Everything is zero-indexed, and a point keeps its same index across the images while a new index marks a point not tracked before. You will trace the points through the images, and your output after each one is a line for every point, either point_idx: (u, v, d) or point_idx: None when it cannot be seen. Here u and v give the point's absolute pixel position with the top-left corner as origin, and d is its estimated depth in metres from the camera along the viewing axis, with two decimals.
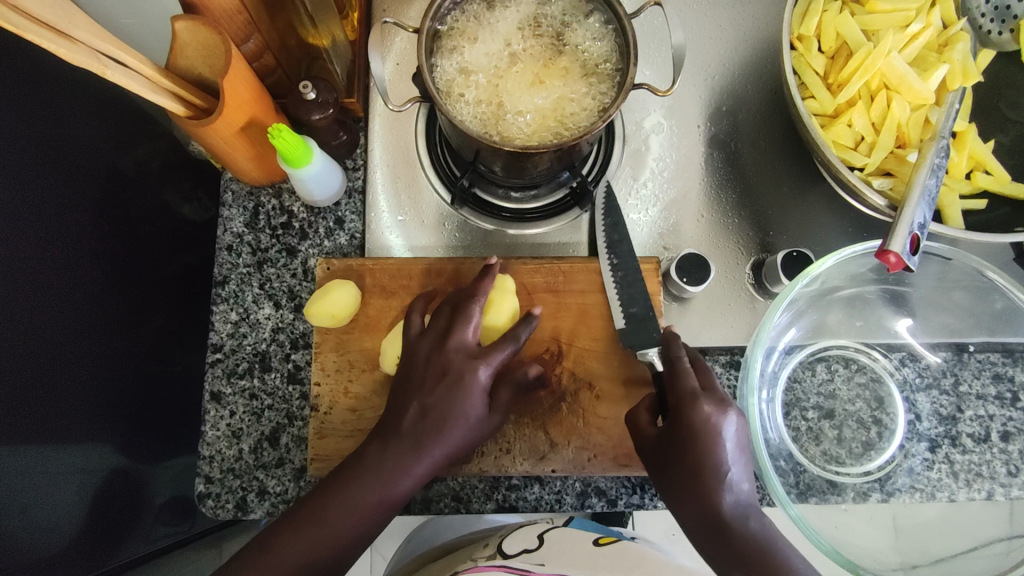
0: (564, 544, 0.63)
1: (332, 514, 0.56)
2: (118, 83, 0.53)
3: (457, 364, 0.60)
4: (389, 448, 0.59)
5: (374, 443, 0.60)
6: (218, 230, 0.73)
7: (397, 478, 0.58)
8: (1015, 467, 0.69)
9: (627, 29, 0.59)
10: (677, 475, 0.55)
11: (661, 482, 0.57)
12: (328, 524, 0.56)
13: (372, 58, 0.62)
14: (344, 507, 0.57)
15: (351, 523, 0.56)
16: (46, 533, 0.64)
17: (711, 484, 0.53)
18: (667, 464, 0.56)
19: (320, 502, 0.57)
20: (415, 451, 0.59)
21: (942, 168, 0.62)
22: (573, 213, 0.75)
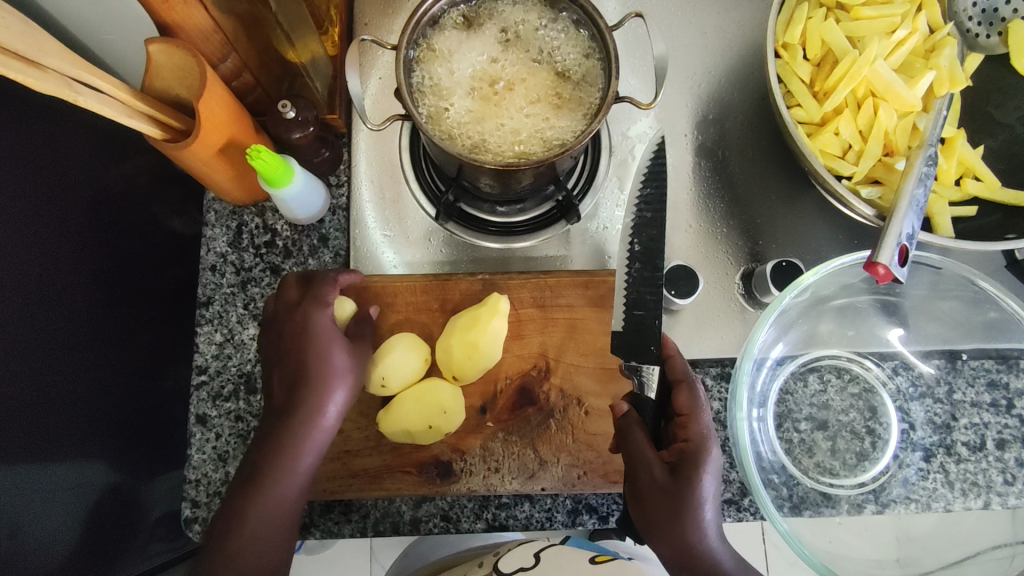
0: (560, 563, 0.64)
1: (259, 498, 0.56)
2: (90, 108, 0.52)
3: (316, 323, 0.62)
4: (283, 421, 0.59)
5: (270, 420, 0.60)
6: (201, 251, 0.73)
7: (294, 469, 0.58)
8: (1011, 476, 0.68)
9: (607, 41, 0.58)
10: (670, 518, 0.56)
11: (635, 503, 0.59)
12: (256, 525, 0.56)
13: (350, 75, 0.61)
14: (272, 493, 0.57)
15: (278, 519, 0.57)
16: (39, 556, 0.63)
17: (689, 514, 0.56)
18: (652, 497, 0.57)
19: (250, 487, 0.57)
20: (307, 421, 0.59)
21: (930, 177, 0.61)
22: (561, 226, 0.74)
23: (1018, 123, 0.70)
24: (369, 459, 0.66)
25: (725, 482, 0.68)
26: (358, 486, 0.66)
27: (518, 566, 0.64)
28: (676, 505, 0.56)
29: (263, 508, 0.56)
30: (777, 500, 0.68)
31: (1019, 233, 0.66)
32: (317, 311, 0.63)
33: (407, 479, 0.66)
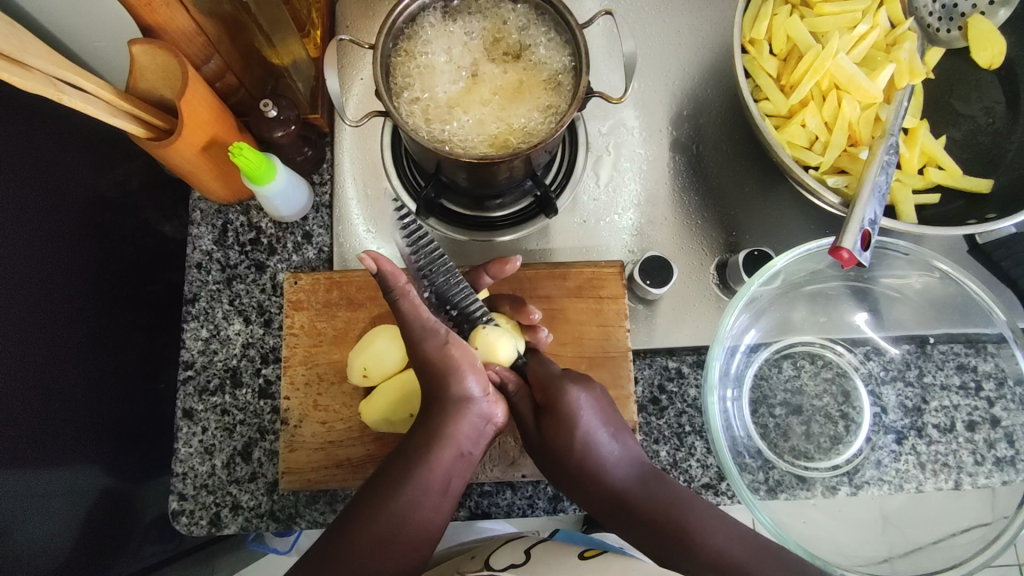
0: (548, 561, 0.63)
1: (362, 516, 0.55)
2: (75, 107, 0.54)
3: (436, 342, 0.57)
4: (406, 449, 0.58)
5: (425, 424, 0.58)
6: (187, 249, 0.74)
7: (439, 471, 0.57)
8: (981, 457, 0.69)
9: (578, 38, 0.61)
10: (569, 471, 0.59)
11: (545, 467, 0.61)
12: (388, 538, 0.54)
13: (329, 75, 0.64)
14: (413, 506, 0.56)
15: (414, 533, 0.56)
16: (36, 551, 0.64)
17: (586, 468, 0.58)
18: (550, 459, 0.60)
19: (372, 518, 0.55)
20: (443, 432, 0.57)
21: (891, 165, 0.64)
22: (540, 220, 0.76)
23: (979, 114, 0.72)
24: (352, 448, 0.68)
25: (702, 467, 0.70)
26: (341, 475, 0.67)
27: (509, 563, 0.64)
28: (559, 456, 0.59)
29: (404, 522, 0.55)
30: (753, 484, 0.69)
31: (980, 218, 0.68)
32: (436, 340, 0.57)
33: None
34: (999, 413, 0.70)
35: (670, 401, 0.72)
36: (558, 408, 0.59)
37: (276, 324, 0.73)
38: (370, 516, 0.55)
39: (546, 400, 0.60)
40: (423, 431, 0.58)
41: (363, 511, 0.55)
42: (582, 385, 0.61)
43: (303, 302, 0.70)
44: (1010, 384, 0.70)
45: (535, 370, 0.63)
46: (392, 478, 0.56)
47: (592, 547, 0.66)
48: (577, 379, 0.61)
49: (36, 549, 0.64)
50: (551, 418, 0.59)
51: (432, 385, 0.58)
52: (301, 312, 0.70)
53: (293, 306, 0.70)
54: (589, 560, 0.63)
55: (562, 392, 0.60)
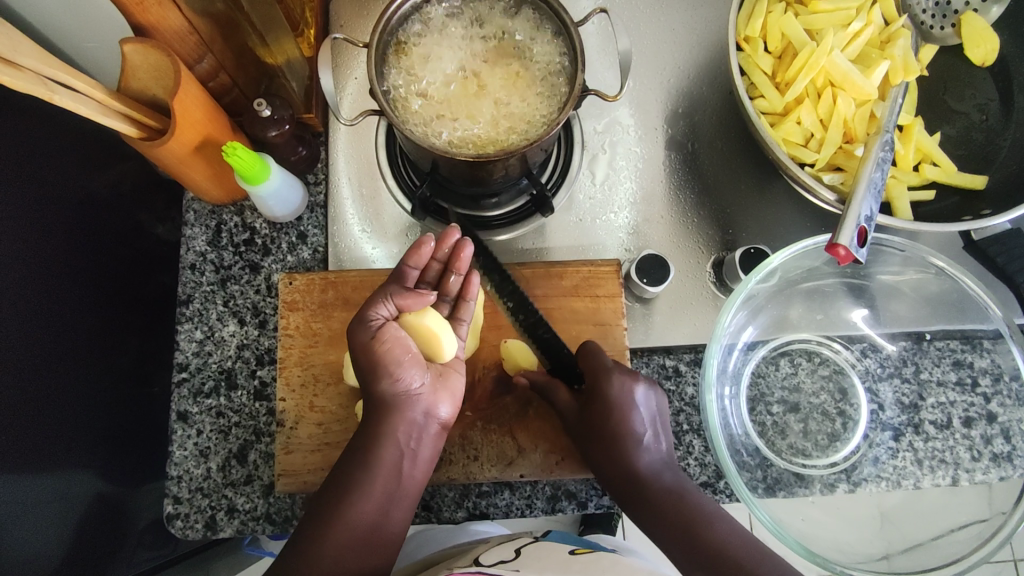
0: (540, 554, 0.63)
1: (318, 519, 0.56)
2: (66, 107, 0.53)
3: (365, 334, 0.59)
4: (356, 447, 0.59)
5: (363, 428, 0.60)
6: (181, 250, 0.74)
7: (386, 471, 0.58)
8: (978, 453, 0.69)
9: (573, 35, 0.60)
10: (608, 449, 0.60)
11: (582, 448, 0.63)
12: (336, 540, 0.55)
13: (323, 73, 0.64)
14: (360, 505, 0.57)
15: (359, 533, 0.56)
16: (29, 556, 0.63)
17: (626, 449, 0.60)
18: (591, 439, 0.62)
19: (319, 526, 0.56)
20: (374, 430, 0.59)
21: (887, 161, 0.64)
22: (536, 219, 0.76)
23: (974, 111, 0.73)
24: None
25: (700, 466, 0.69)
26: None
27: (499, 558, 0.63)
28: (598, 438, 0.61)
29: (352, 524, 0.56)
30: (751, 482, 0.69)
31: (975, 214, 0.68)
32: (365, 331, 0.59)
33: None
34: (995, 409, 0.70)
35: (668, 399, 0.71)
36: (606, 394, 0.61)
37: (271, 325, 0.73)
38: (325, 521, 0.56)
39: (595, 388, 0.62)
40: (366, 433, 0.59)
41: (320, 514, 0.57)
42: (636, 380, 0.62)
43: (299, 302, 0.70)
44: (1006, 379, 0.70)
45: (588, 360, 0.64)
46: (350, 478, 0.58)
47: (581, 546, 0.66)
48: (631, 374, 0.63)
49: (28, 556, 0.64)
50: (598, 405, 0.61)
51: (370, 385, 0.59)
52: (296, 312, 0.70)
53: (288, 307, 0.70)
54: (580, 556, 0.64)
55: (611, 382, 0.62)
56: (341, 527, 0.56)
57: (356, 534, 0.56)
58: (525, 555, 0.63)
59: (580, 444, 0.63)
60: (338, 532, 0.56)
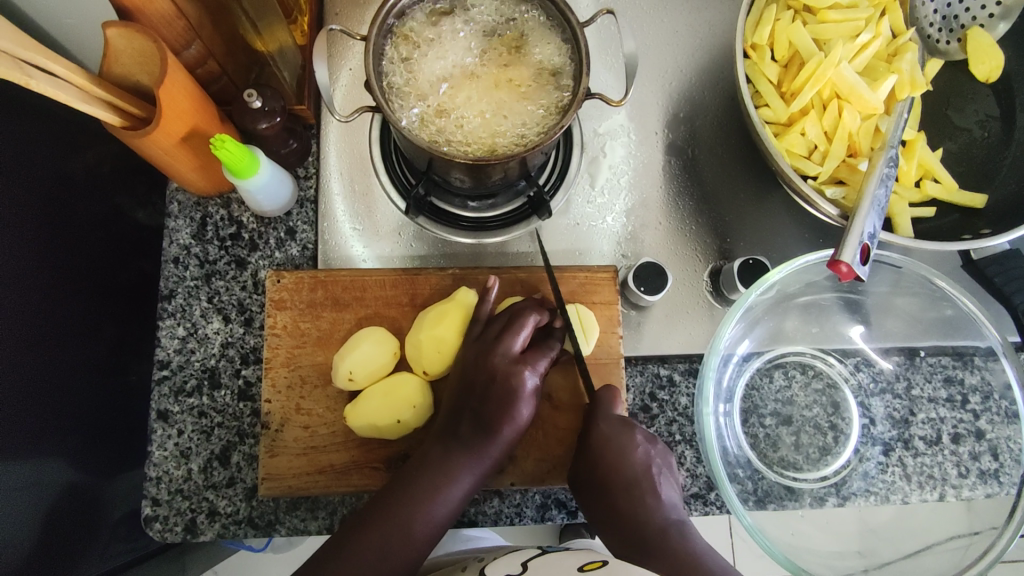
0: (548, 565, 0.60)
1: (378, 528, 0.57)
2: (45, 93, 0.50)
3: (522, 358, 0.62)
4: (453, 451, 0.60)
5: (450, 450, 0.60)
6: (164, 242, 0.71)
7: (455, 487, 0.59)
8: (965, 469, 0.70)
9: (578, 35, 0.59)
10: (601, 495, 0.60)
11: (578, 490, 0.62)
12: (388, 547, 0.57)
13: (318, 64, 0.61)
14: (415, 515, 0.58)
15: (398, 543, 0.57)
16: None
17: (627, 503, 0.59)
18: (588, 485, 0.61)
19: (364, 532, 0.57)
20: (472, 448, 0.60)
21: (891, 178, 0.63)
22: (532, 221, 0.74)
23: (975, 127, 0.72)
24: (336, 455, 0.65)
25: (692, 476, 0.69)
26: (324, 482, 0.65)
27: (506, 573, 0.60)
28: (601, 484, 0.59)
29: (412, 528, 0.58)
30: (743, 496, 0.69)
31: (974, 233, 0.68)
32: (505, 359, 0.61)
33: (375, 475, 0.65)
34: (983, 426, 0.71)
35: (661, 409, 0.71)
36: (598, 437, 0.60)
37: (258, 323, 0.70)
38: (389, 520, 0.58)
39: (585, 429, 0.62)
40: (461, 438, 0.61)
41: (377, 514, 0.58)
42: (628, 425, 0.61)
43: (286, 301, 0.68)
44: (996, 397, 0.71)
45: (594, 409, 0.62)
46: (432, 486, 0.59)
47: (595, 559, 0.59)
48: (625, 423, 0.61)
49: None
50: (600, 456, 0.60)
51: (496, 406, 0.60)
52: (284, 312, 0.68)
53: (276, 305, 0.68)
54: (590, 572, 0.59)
55: (601, 427, 0.61)
56: (389, 532, 0.57)
57: (395, 541, 0.57)
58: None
59: (580, 489, 0.61)
60: (385, 536, 0.57)
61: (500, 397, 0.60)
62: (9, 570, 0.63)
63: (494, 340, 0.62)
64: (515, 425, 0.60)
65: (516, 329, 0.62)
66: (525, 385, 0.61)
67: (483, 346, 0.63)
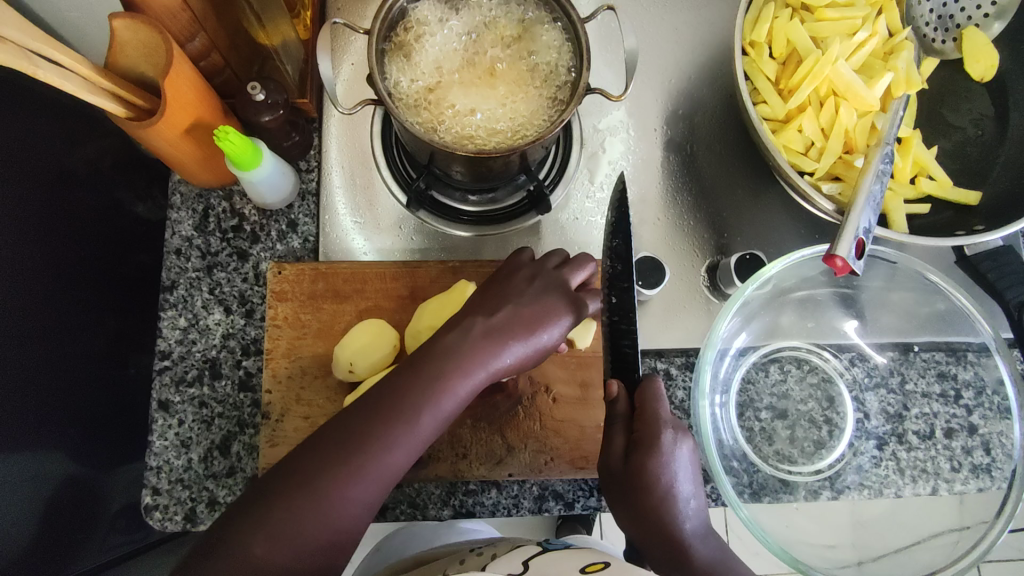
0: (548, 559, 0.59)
1: (345, 439, 0.50)
2: (51, 83, 0.51)
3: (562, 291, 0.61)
4: (444, 356, 0.54)
5: (447, 354, 0.55)
6: (166, 234, 0.71)
7: (442, 402, 0.53)
8: (957, 464, 0.71)
9: (580, 31, 0.59)
10: (643, 497, 0.55)
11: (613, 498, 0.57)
12: (349, 466, 0.49)
13: (321, 58, 0.62)
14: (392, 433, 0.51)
15: (364, 463, 0.49)
16: None
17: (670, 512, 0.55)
18: (629, 486, 0.56)
19: (332, 446, 0.50)
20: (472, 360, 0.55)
21: (886, 174, 0.64)
22: (532, 216, 0.75)
23: (969, 125, 0.73)
24: None
25: None
26: None
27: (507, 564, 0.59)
28: (640, 486, 0.55)
29: (383, 446, 0.50)
30: (739, 489, 0.70)
31: (968, 230, 0.69)
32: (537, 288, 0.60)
33: None
34: (976, 421, 0.71)
35: None
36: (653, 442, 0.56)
37: (258, 314, 0.71)
38: (360, 429, 0.50)
39: (637, 429, 0.58)
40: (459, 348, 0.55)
41: (351, 428, 0.50)
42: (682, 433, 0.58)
43: (287, 292, 0.68)
44: (989, 392, 0.72)
45: (647, 412, 0.58)
46: (408, 399, 0.52)
47: (595, 562, 0.55)
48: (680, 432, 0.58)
49: None
50: (646, 459, 0.56)
51: (515, 326, 0.57)
52: (285, 303, 0.68)
53: (277, 297, 0.68)
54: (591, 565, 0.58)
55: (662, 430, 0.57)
56: (355, 448, 0.49)
57: (360, 459, 0.49)
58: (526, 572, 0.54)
59: (614, 492, 0.57)
60: (349, 454, 0.49)
61: (522, 321, 0.58)
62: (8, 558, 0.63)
63: (531, 277, 0.61)
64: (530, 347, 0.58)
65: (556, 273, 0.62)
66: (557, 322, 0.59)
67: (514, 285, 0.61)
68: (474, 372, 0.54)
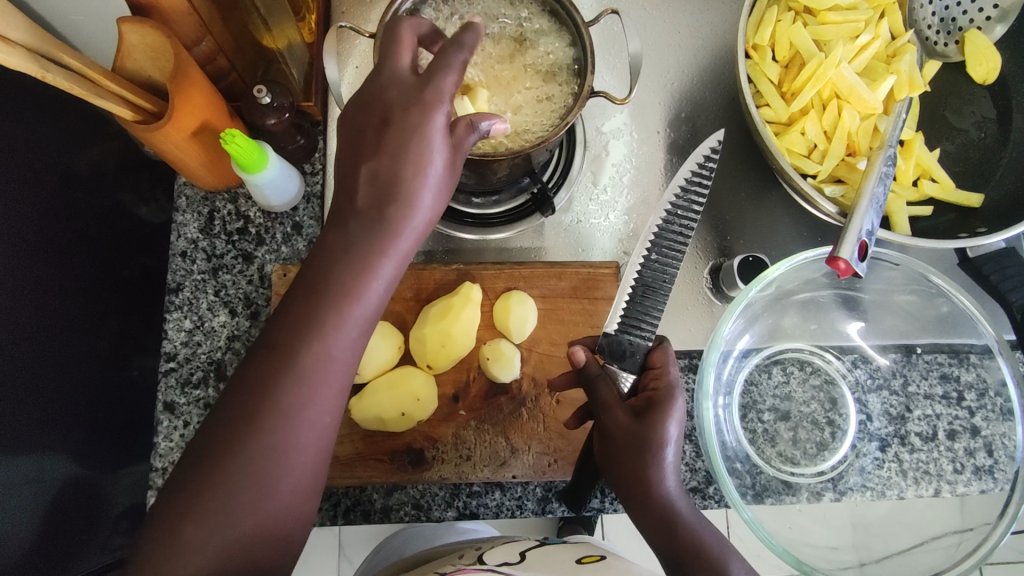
0: (545, 559, 0.59)
1: (256, 406, 0.44)
2: (60, 87, 0.51)
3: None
4: (320, 289, 0.46)
5: (322, 289, 0.46)
6: (171, 236, 0.72)
7: (334, 345, 0.46)
8: (960, 465, 0.71)
9: (584, 35, 0.60)
10: (644, 459, 0.54)
11: (612, 459, 0.56)
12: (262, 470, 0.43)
13: (327, 61, 0.62)
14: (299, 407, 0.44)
15: (273, 447, 0.44)
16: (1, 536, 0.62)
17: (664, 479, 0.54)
18: (630, 449, 0.55)
19: (233, 436, 0.43)
20: (344, 292, 0.46)
21: (890, 176, 0.64)
22: (535, 218, 0.75)
23: (972, 128, 0.74)
24: (341, 447, 0.66)
25: (691, 471, 0.70)
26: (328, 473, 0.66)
27: (504, 560, 0.59)
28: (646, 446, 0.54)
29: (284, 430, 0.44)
30: (742, 490, 0.70)
31: (970, 232, 0.69)
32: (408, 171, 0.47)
33: (380, 467, 0.66)
34: (979, 423, 0.72)
35: None
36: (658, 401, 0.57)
37: (263, 316, 0.71)
38: (252, 410, 0.44)
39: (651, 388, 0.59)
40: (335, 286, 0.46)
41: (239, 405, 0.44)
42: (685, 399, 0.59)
43: None
44: (992, 394, 0.72)
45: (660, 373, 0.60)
46: (294, 346, 0.45)
47: (591, 553, 0.61)
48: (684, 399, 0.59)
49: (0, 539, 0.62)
50: (656, 409, 0.56)
51: (376, 226, 0.47)
52: None
53: (282, 299, 0.69)
54: (588, 565, 0.58)
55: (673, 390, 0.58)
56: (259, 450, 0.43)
57: (267, 457, 0.44)
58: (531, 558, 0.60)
59: (615, 453, 0.56)
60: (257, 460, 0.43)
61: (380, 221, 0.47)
62: (13, 560, 0.64)
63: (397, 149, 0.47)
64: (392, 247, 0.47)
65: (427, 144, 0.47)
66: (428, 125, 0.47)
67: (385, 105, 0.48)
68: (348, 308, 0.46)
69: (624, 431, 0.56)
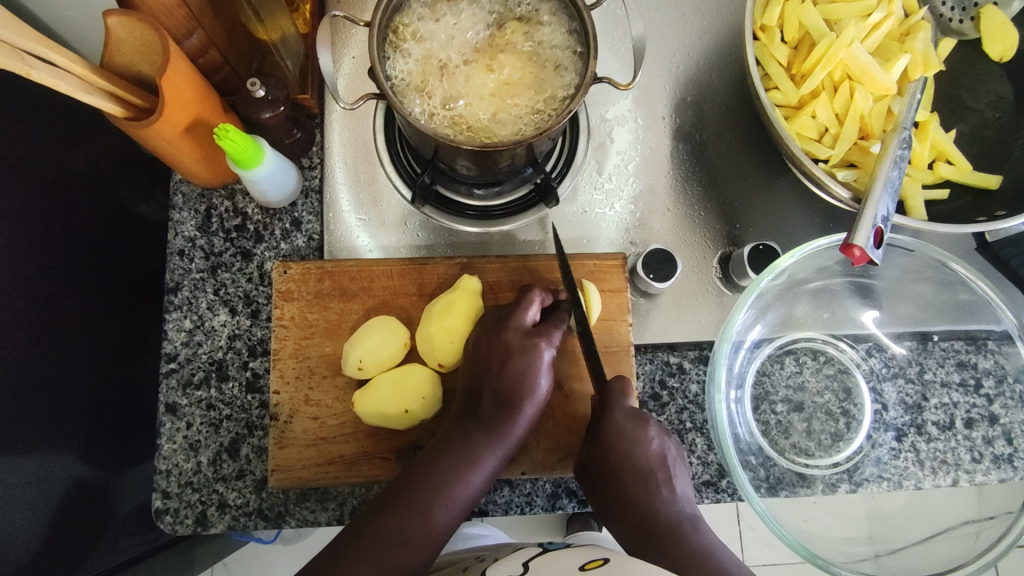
0: (549, 570, 0.52)
1: (393, 519, 0.57)
2: (46, 83, 0.50)
3: (517, 344, 0.61)
4: (471, 434, 0.60)
5: (449, 455, 0.59)
6: (169, 235, 0.70)
7: (463, 488, 0.59)
8: (978, 454, 0.69)
9: (586, 20, 0.57)
10: (613, 483, 0.59)
11: (591, 484, 0.61)
12: (378, 549, 0.55)
13: (322, 53, 0.60)
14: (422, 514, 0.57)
15: (397, 549, 0.56)
16: (8, 546, 0.62)
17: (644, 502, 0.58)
18: (602, 477, 0.59)
19: (357, 533, 0.57)
20: (469, 465, 0.59)
21: (904, 160, 0.62)
22: (539, 209, 0.73)
23: (988, 108, 0.71)
24: (345, 445, 0.65)
25: (703, 464, 0.68)
26: (333, 472, 0.65)
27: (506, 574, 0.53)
28: (608, 471, 0.59)
29: (419, 533, 0.57)
30: (757, 485, 0.69)
31: (989, 215, 0.67)
32: (489, 327, 0.63)
33: (384, 465, 0.65)
34: (997, 410, 0.70)
35: (671, 397, 0.70)
36: (609, 426, 0.59)
37: (265, 315, 0.70)
38: (371, 519, 0.57)
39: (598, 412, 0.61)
40: (462, 446, 0.59)
41: (365, 515, 0.58)
42: (639, 418, 0.60)
43: (293, 292, 0.67)
44: (1010, 381, 0.70)
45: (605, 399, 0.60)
46: (421, 492, 0.58)
47: (596, 557, 0.52)
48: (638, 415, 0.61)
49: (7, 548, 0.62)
50: (605, 433, 0.60)
51: (500, 413, 0.60)
52: (291, 303, 0.67)
53: (283, 297, 0.67)
54: (590, 571, 0.50)
55: (615, 416, 0.60)
56: (373, 545, 0.55)
57: (385, 553, 0.55)
58: (533, 571, 0.52)
59: (589, 479, 0.61)
60: (373, 550, 0.55)
61: (506, 382, 0.60)
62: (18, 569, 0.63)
63: (506, 316, 0.63)
64: (494, 403, 0.60)
65: (527, 303, 0.63)
66: (541, 360, 0.61)
67: (491, 346, 0.61)
68: (483, 459, 0.59)
69: (591, 457, 0.60)
